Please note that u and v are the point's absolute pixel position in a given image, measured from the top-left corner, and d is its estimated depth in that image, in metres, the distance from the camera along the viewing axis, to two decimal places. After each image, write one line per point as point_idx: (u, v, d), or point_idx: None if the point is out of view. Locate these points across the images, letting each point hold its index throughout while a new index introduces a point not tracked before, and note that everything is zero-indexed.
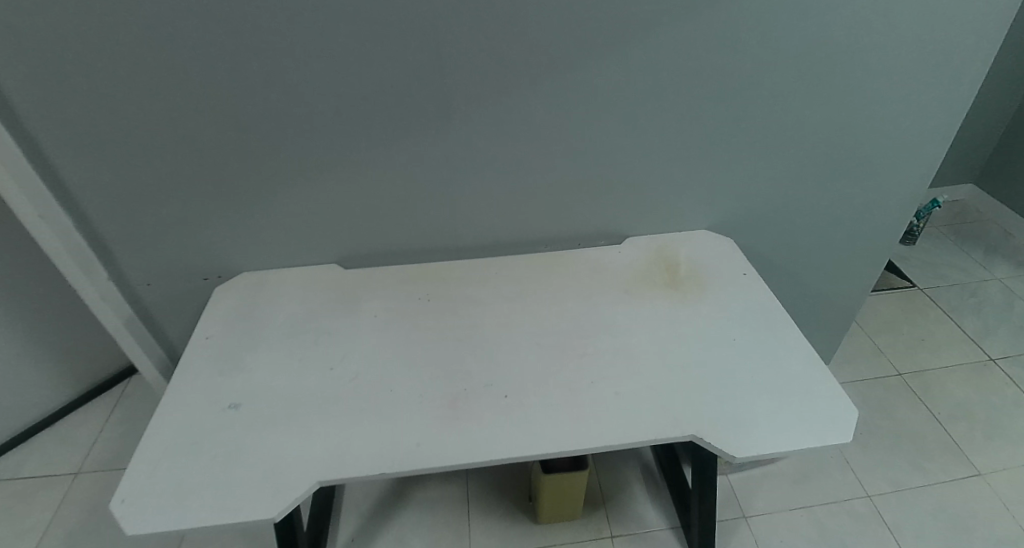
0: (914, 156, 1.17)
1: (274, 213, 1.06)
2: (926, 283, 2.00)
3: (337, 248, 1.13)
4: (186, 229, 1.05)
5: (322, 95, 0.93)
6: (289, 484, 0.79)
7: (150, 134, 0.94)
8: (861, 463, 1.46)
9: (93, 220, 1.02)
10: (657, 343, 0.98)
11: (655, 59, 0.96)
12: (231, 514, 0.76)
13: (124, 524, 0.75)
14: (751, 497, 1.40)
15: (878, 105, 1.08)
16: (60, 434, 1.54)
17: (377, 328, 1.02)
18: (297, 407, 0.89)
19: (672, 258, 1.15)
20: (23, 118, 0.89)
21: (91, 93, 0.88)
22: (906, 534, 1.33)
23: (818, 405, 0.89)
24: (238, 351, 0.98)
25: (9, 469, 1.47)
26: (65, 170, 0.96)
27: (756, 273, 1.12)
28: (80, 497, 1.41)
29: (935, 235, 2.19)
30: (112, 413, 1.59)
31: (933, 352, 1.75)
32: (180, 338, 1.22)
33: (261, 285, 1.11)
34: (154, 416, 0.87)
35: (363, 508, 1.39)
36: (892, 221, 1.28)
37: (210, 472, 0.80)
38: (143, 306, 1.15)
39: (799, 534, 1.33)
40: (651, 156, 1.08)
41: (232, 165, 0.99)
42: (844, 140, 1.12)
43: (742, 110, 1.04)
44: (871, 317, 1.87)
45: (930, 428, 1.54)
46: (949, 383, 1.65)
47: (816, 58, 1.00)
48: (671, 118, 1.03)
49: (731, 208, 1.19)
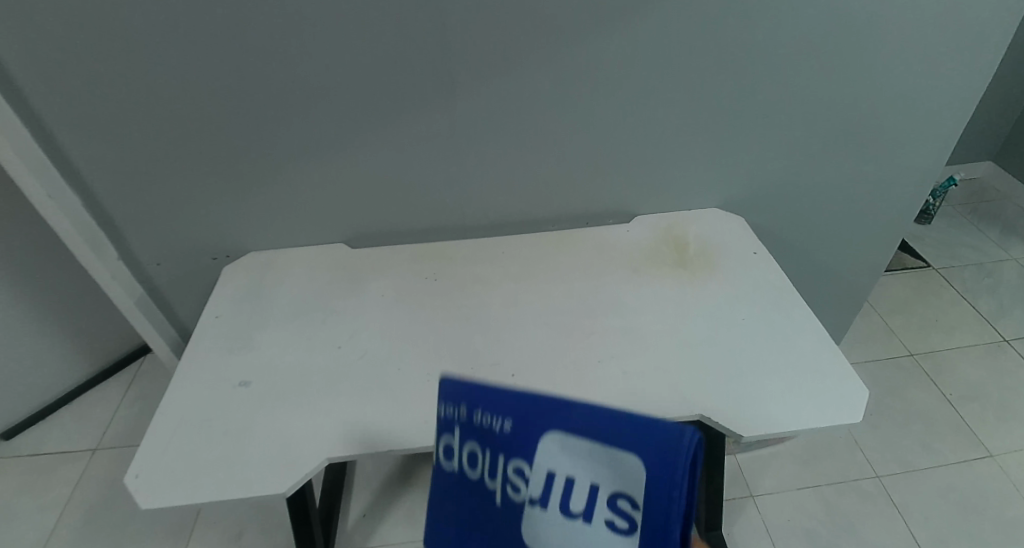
0: (931, 131, 1.14)
1: (281, 193, 1.06)
2: (941, 262, 1.97)
3: (344, 227, 1.13)
4: (194, 209, 1.06)
5: (327, 74, 0.92)
6: (299, 460, 0.80)
7: (156, 113, 0.93)
8: (870, 443, 1.46)
9: (102, 201, 1.02)
10: (665, 322, 0.97)
11: (664, 35, 0.94)
12: (242, 489, 0.77)
13: (139, 499, 0.77)
14: (759, 476, 1.40)
15: (895, 79, 1.05)
16: (77, 411, 1.57)
17: (385, 307, 1.02)
18: (306, 385, 0.90)
19: (681, 236, 1.14)
20: (30, 99, 0.90)
21: (97, 72, 0.88)
22: (914, 514, 1.33)
23: (828, 384, 0.88)
24: (248, 330, 0.99)
25: (29, 445, 1.50)
26: (74, 152, 0.96)
27: (766, 252, 1.11)
28: (99, 473, 1.44)
29: (951, 214, 2.15)
30: (127, 391, 1.62)
31: (946, 333, 1.73)
32: (191, 317, 1.23)
33: (269, 265, 1.11)
34: (166, 393, 0.89)
35: (374, 484, 1.40)
36: (907, 199, 1.26)
37: (222, 449, 0.82)
38: (154, 285, 1.16)
39: (806, 514, 1.33)
40: (661, 133, 1.07)
41: (238, 144, 0.98)
42: (859, 116, 1.09)
43: (755, 85, 1.02)
44: (883, 297, 1.85)
45: (941, 409, 1.53)
46: (962, 364, 1.64)
47: (830, 33, 0.97)
48: (680, 95, 1.02)
49: (741, 187, 1.18)
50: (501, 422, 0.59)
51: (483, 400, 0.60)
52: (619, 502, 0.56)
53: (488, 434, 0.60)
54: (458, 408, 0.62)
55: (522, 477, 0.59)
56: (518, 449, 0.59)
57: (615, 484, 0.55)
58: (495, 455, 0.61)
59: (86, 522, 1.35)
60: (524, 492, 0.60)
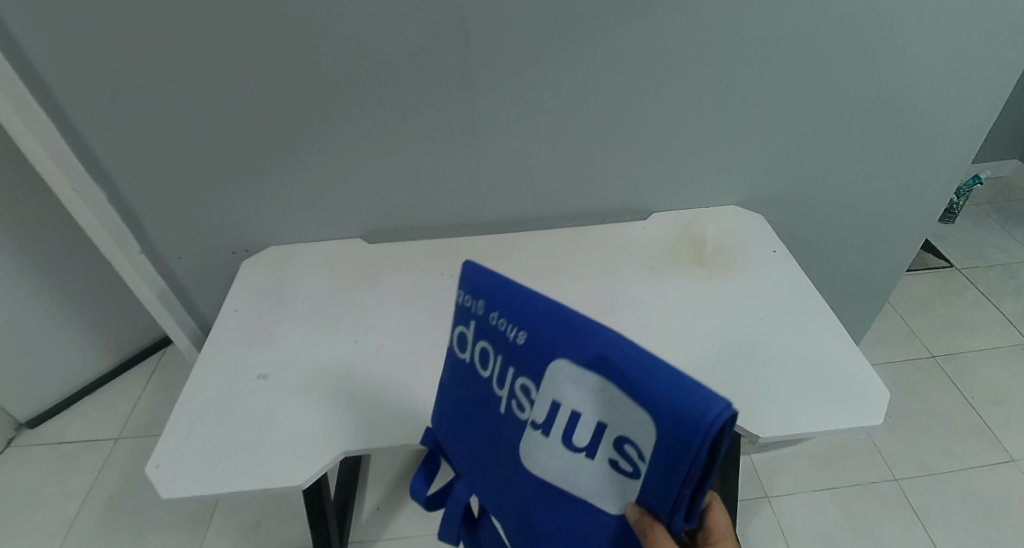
0: (958, 127, 1.11)
1: (300, 187, 1.07)
2: (964, 263, 1.93)
3: (362, 222, 1.14)
4: (215, 203, 1.07)
5: (345, 70, 0.93)
6: (316, 452, 0.81)
7: (178, 107, 0.94)
8: (888, 445, 1.44)
9: (125, 194, 1.04)
10: (681, 320, 0.97)
11: (683, 30, 0.93)
12: (261, 480, 0.79)
13: (159, 488, 0.78)
14: (775, 476, 1.39)
15: (922, 74, 1.03)
16: (101, 401, 1.61)
17: (402, 303, 1.03)
18: (324, 379, 0.91)
19: (699, 234, 1.13)
20: (55, 95, 0.91)
21: (119, 67, 0.89)
22: (933, 517, 1.31)
23: (847, 386, 0.87)
24: (266, 324, 1.00)
25: (54, 433, 1.54)
26: (98, 147, 0.98)
27: (786, 250, 1.10)
28: (121, 461, 1.47)
29: (976, 214, 2.11)
30: (148, 382, 1.65)
31: (969, 334, 1.70)
32: (212, 310, 1.25)
33: (287, 259, 1.12)
34: (187, 385, 0.90)
35: (387, 478, 1.41)
36: (930, 198, 1.23)
37: (241, 440, 0.83)
38: (175, 278, 1.18)
39: (822, 515, 1.32)
40: (680, 128, 1.05)
41: (258, 138, 0.99)
42: (883, 112, 1.07)
43: (776, 80, 1.01)
44: (905, 297, 1.82)
45: (962, 412, 1.50)
46: (984, 367, 1.61)
47: (854, 27, 0.96)
48: (699, 91, 1.01)
49: (760, 184, 1.16)
50: (514, 331, 0.58)
51: (500, 302, 0.59)
52: (624, 447, 0.53)
53: (501, 338, 0.59)
54: (478, 304, 0.61)
55: (527, 396, 0.58)
56: (524, 361, 0.57)
57: (617, 422, 0.52)
58: (506, 365, 0.60)
59: (108, 510, 1.38)
60: (527, 412, 0.59)
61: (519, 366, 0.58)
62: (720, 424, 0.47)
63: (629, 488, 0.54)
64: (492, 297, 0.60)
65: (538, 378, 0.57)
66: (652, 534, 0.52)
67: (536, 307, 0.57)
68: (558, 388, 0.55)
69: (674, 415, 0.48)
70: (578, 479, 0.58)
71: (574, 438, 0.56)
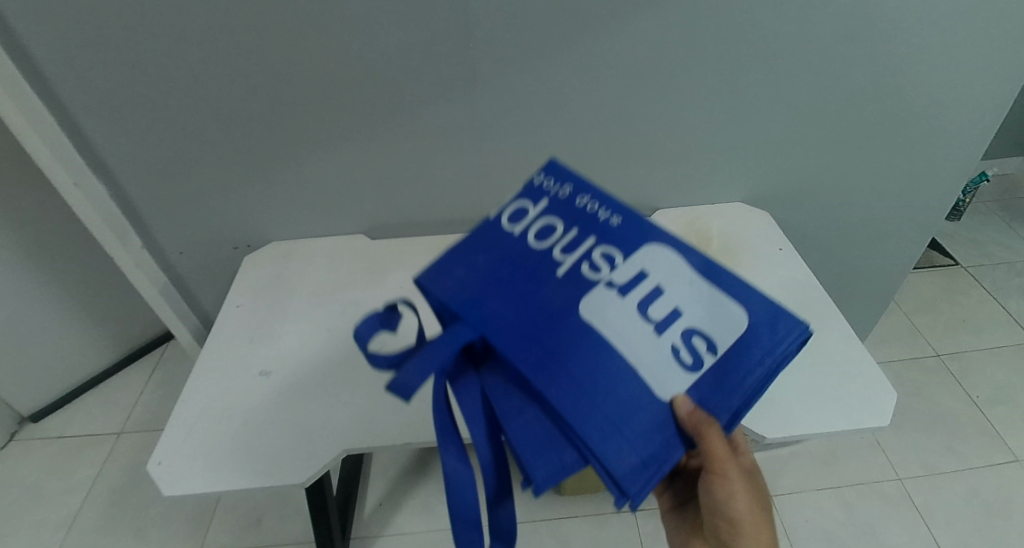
0: (967, 125, 1.10)
1: (303, 183, 1.06)
2: (970, 261, 1.92)
3: (365, 218, 1.13)
4: (216, 198, 1.06)
5: (347, 64, 0.92)
6: (318, 450, 0.81)
7: (179, 102, 0.94)
8: (892, 445, 1.43)
9: (126, 189, 1.03)
10: None
11: (689, 26, 0.92)
12: (264, 478, 0.78)
13: (161, 485, 0.78)
14: (777, 475, 1.39)
15: (931, 69, 1.01)
16: (104, 395, 1.61)
17: (405, 300, 1.02)
18: (326, 377, 0.90)
19: (704, 231, 1.12)
20: (55, 89, 0.90)
21: (120, 61, 0.88)
22: (937, 517, 1.30)
23: (854, 387, 0.87)
24: (268, 321, 0.99)
25: (57, 427, 1.54)
26: (98, 141, 0.97)
27: (791, 248, 1.09)
28: (123, 456, 1.47)
29: (982, 212, 2.09)
30: (151, 376, 1.65)
31: (974, 333, 1.69)
32: (213, 305, 1.24)
33: (289, 255, 1.11)
34: (188, 381, 0.90)
35: (389, 473, 1.41)
36: (938, 197, 1.22)
37: (242, 437, 0.83)
38: (176, 273, 1.18)
39: (825, 514, 1.32)
40: (686, 125, 1.04)
41: (260, 134, 0.99)
42: (892, 108, 1.06)
43: (783, 76, 1.00)
44: (910, 295, 1.81)
45: (967, 411, 1.50)
46: (989, 366, 1.60)
47: (863, 23, 0.94)
48: (704, 87, 1.00)
49: (765, 181, 1.15)
50: (609, 214, 0.70)
51: (592, 193, 0.73)
52: (690, 339, 0.64)
53: (591, 216, 0.71)
54: (564, 188, 0.73)
55: (608, 261, 0.67)
56: (617, 238, 0.69)
57: (699, 310, 0.64)
58: (583, 235, 0.69)
59: (111, 504, 1.38)
60: (602, 273, 0.66)
61: (609, 237, 0.69)
62: (803, 335, 0.64)
63: (680, 382, 0.62)
64: (594, 190, 0.73)
65: (626, 253, 0.68)
66: (709, 428, 0.60)
67: (634, 214, 0.71)
68: (653, 263, 0.67)
69: (773, 317, 0.64)
70: (638, 351, 0.62)
71: (649, 310, 0.64)
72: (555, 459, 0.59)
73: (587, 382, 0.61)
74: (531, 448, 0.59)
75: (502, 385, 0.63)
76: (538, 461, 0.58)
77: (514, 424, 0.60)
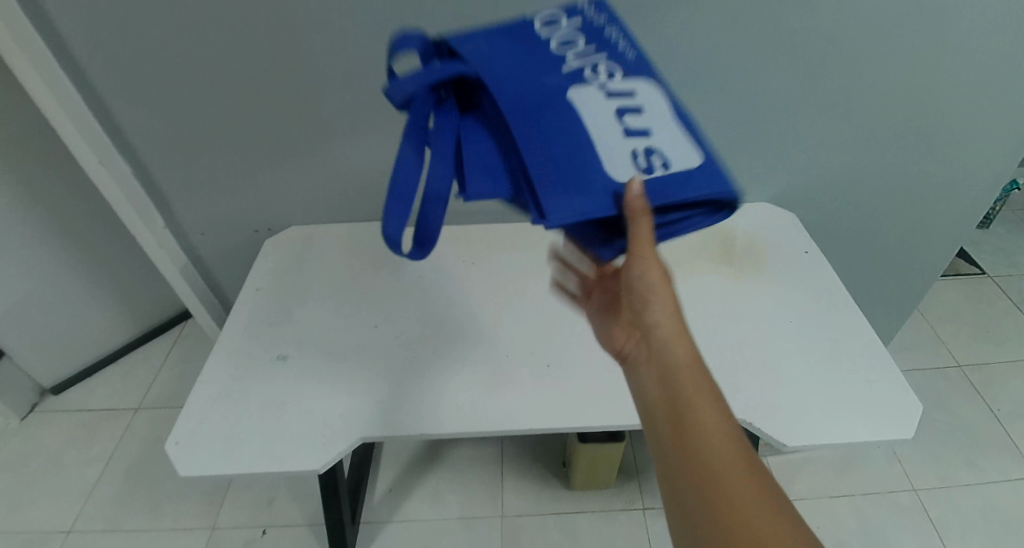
0: (1005, 132, 1.07)
1: (325, 168, 1.06)
2: (998, 271, 1.88)
3: (385, 206, 1.13)
4: (239, 180, 1.06)
5: (373, 51, 0.91)
6: (334, 438, 0.81)
7: (205, 85, 0.94)
8: (909, 455, 1.42)
9: (150, 169, 1.04)
10: (707, 321, 0.95)
11: (722, 22, 0.90)
12: (279, 463, 0.79)
13: (178, 465, 0.79)
14: (790, 480, 1.38)
15: (971, 75, 0.98)
16: (123, 371, 1.63)
17: (423, 289, 1.02)
18: (344, 364, 0.90)
19: (728, 232, 1.11)
20: (83, 67, 0.91)
21: (148, 42, 0.88)
22: (952, 531, 1.29)
23: (878, 397, 0.85)
24: (287, 305, 1.00)
25: (77, 400, 1.56)
26: (124, 121, 0.97)
27: (818, 252, 1.07)
28: (141, 431, 1.50)
29: (1013, 221, 2.05)
30: (169, 354, 1.67)
31: (998, 345, 1.66)
32: (233, 287, 1.25)
33: (309, 240, 1.12)
34: (207, 363, 0.91)
35: (401, 460, 1.42)
36: (970, 206, 1.19)
37: (259, 421, 0.83)
38: (197, 254, 1.18)
39: (837, 521, 1.31)
40: (714, 124, 1.03)
41: (284, 118, 0.98)
42: (927, 113, 1.03)
43: (816, 76, 0.97)
44: (933, 304, 1.78)
45: (987, 425, 1.47)
46: (1013, 379, 1.57)
47: (901, 24, 0.92)
48: (735, 85, 0.98)
49: (792, 182, 1.13)
50: (626, 48, 0.76)
51: (619, 24, 0.79)
52: (651, 155, 0.67)
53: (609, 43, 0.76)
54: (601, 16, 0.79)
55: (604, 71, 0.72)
56: (626, 65, 0.74)
57: (671, 141, 0.69)
58: (598, 49, 0.75)
59: (127, 478, 1.41)
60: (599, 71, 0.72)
61: (626, 66, 0.73)
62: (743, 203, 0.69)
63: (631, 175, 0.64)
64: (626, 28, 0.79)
65: (625, 76, 0.73)
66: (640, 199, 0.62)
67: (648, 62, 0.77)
68: (648, 94, 0.72)
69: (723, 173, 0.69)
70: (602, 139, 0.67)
71: (625, 116, 0.69)
72: (492, 183, 0.65)
73: (561, 165, 0.64)
74: (478, 161, 0.66)
75: (475, 125, 0.69)
76: (473, 184, 0.64)
77: (472, 144, 0.67)
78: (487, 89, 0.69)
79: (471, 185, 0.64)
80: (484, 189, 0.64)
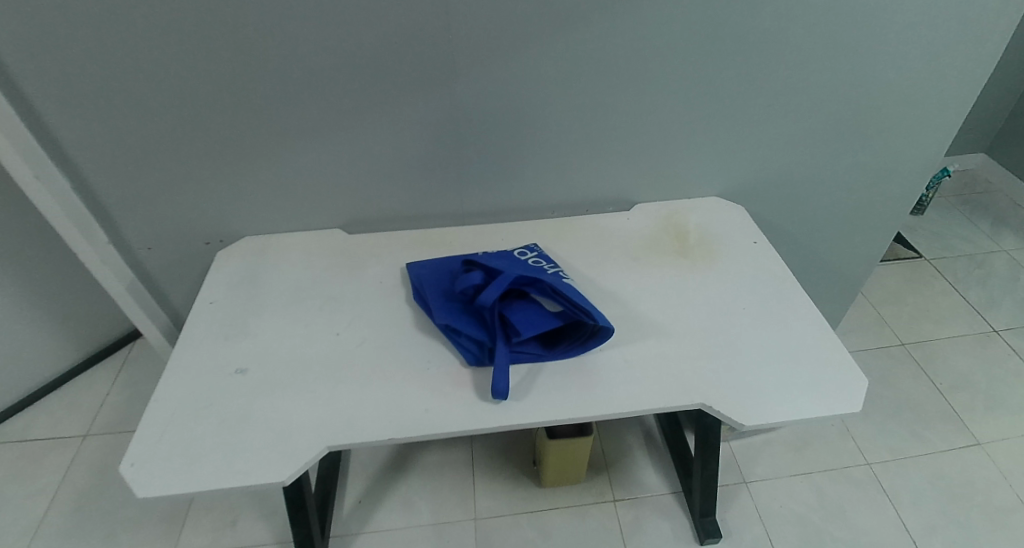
0: (932, 122, 1.14)
1: (278, 176, 1.04)
2: (933, 253, 1.99)
3: (342, 213, 1.11)
4: (187, 192, 1.03)
5: (324, 54, 0.90)
6: (299, 448, 0.79)
7: (149, 91, 0.90)
8: (861, 432, 1.48)
9: (90, 182, 1.00)
10: (668, 312, 0.97)
11: (667, 20, 0.93)
12: (243, 477, 0.76)
13: (135, 487, 0.75)
14: (753, 463, 1.42)
15: (900, 68, 1.05)
16: (66, 398, 1.55)
17: (383, 295, 1.01)
18: (306, 373, 0.89)
19: (681, 225, 1.14)
20: (14, 76, 0.86)
21: (86, 49, 0.85)
22: (904, 500, 1.35)
23: (829, 375, 0.89)
24: (243, 317, 0.97)
25: (17, 431, 1.48)
26: (62, 134, 0.93)
27: (766, 240, 1.11)
28: (91, 458, 1.43)
29: (944, 206, 2.18)
30: (117, 377, 1.60)
31: (937, 323, 1.75)
32: (183, 302, 1.21)
33: (263, 250, 1.09)
34: (161, 380, 0.87)
35: (369, 471, 1.40)
36: (905, 191, 1.26)
37: (219, 437, 0.80)
38: (144, 270, 1.14)
39: (798, 500, 1.35)
40: (664, 121, 1.06)
41: (234, 125, 0.96)
42: (863, 107, 1.09)
43: (760, 71, 1.01)
44: (876, 288, 1.87)
45: (931, 398, 1.55)
46: (951, 354, 1.66)
47: (833, 21, 0.96)
48: (682, 81, 1.00)
49: (741, 175, 1.17)
50: (534, 257, 1.01)
51: (538, 249, 1.04)
52: None
53: (534, 256, 1.01)
54: (529, 253, 1.03)
55: (543, 262, 1.00)
56: (544, 255, 1.02)
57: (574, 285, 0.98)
58: (538, 257, 1.01)
59: (77, 510, 1.34)
60: (537, 260, 1.00)
61: (541, 254, 1.02)
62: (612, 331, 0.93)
63: None
64: (545, 253, 1.04)
65: (545, 259, 1.01)
66: None
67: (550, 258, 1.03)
68: None
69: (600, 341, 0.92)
70: None
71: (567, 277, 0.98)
72: (537, 323, 0.88)
73: (563, 292, 0.91)
74: (523, 319, 0.88)
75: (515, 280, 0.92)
76: (528, 324, 0.88)
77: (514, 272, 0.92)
78: (497, 269, 0.94)
79: (529, 331, 0.87)
80: (537, 327, 0.87)
